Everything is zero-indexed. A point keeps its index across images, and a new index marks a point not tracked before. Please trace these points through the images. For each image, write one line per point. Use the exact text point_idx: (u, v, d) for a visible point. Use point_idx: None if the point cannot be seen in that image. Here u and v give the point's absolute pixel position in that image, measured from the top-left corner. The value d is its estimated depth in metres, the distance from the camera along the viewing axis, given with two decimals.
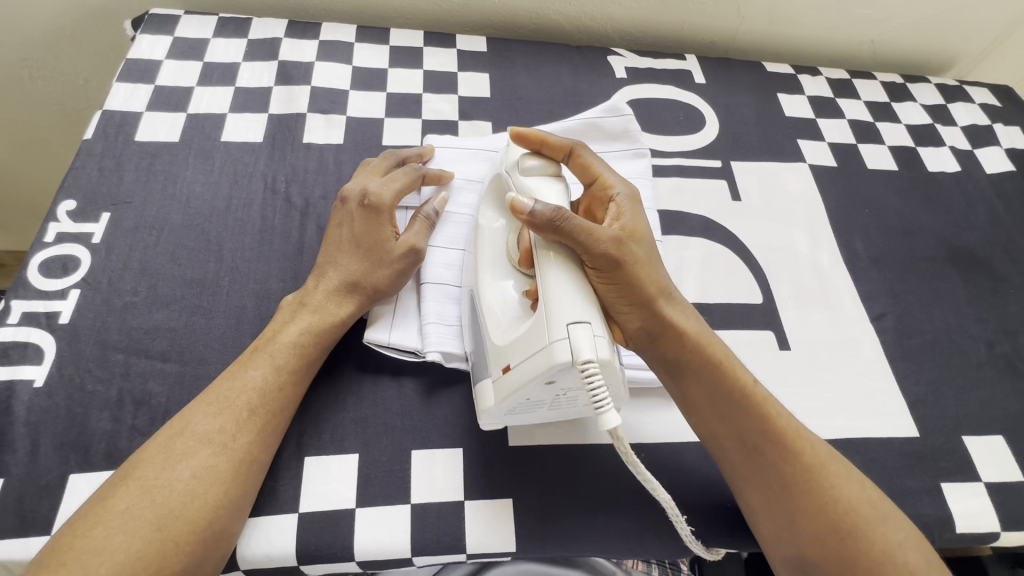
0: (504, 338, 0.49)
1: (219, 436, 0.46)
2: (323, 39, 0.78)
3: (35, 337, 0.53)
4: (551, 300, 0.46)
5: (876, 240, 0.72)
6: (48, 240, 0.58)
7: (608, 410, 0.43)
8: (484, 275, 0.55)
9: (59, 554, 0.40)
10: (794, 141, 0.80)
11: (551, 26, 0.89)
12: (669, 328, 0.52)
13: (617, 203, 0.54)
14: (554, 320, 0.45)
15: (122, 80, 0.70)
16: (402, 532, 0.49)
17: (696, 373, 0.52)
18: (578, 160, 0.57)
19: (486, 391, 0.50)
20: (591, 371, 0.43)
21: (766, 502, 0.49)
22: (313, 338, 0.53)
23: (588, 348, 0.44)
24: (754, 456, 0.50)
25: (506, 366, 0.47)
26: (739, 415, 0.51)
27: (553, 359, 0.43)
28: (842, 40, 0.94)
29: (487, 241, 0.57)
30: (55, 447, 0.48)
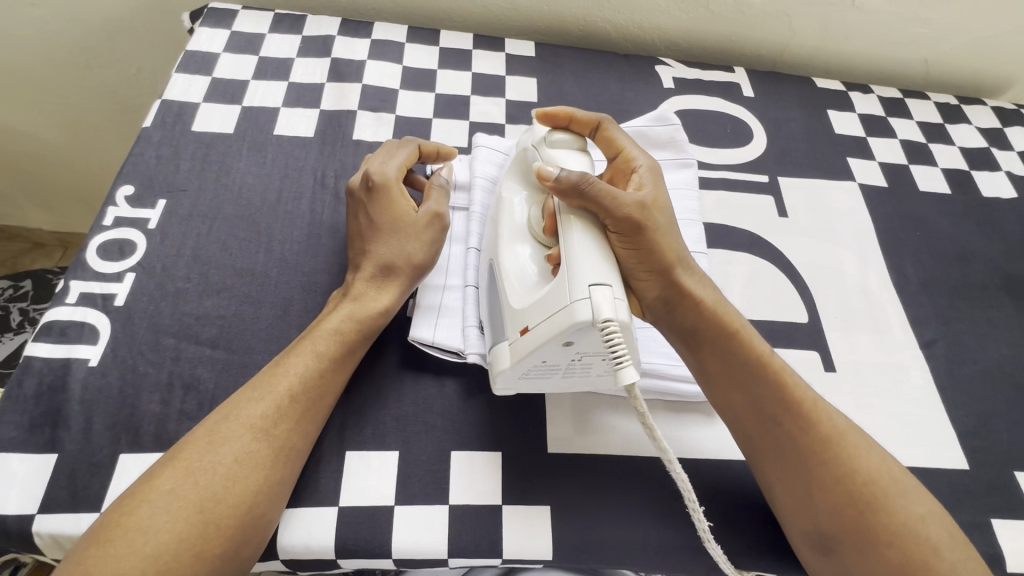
0: (522, 301, 0.49)
1: (260, 423, 0.47)
2: (375, 38, 0.79)
3: (91, 318, 0.54)
4: (574, 263, 0.47)
5: (927, 264, 0.70)
6: (107, 224, 0.59)
7: (625, 366, 0.43)
8: (503, 243, 0.54)
9: (108, 530, 0.41)
10: (843, 159, 0.78)
11: (599, 33, 0.89)
12: (687, 297, 0.53)
13: (639, 174, 0.56)
14: (575, 281, 0.45)
15: (181, 71, 0.71)
16: (440, 532, 0.49)
17: (712, 342, 0.53)
18: (604, 134, 0.60)
19: (503, 352, 0.49)
20: (611, 329, 0.43)
21: (784, 475, 0.49)
22: (356, 325, 0.53)
23: (609, 308, 0.44)
24: (771, 426, 0.50)
25: (524, 328, 0.48)
26: (753, 385, 0.52)
27: (574, 318, 0.44)
28: (894, 58, 0.92)
29: (507, 212, 0.57)
30: (107, 426, 0.49)
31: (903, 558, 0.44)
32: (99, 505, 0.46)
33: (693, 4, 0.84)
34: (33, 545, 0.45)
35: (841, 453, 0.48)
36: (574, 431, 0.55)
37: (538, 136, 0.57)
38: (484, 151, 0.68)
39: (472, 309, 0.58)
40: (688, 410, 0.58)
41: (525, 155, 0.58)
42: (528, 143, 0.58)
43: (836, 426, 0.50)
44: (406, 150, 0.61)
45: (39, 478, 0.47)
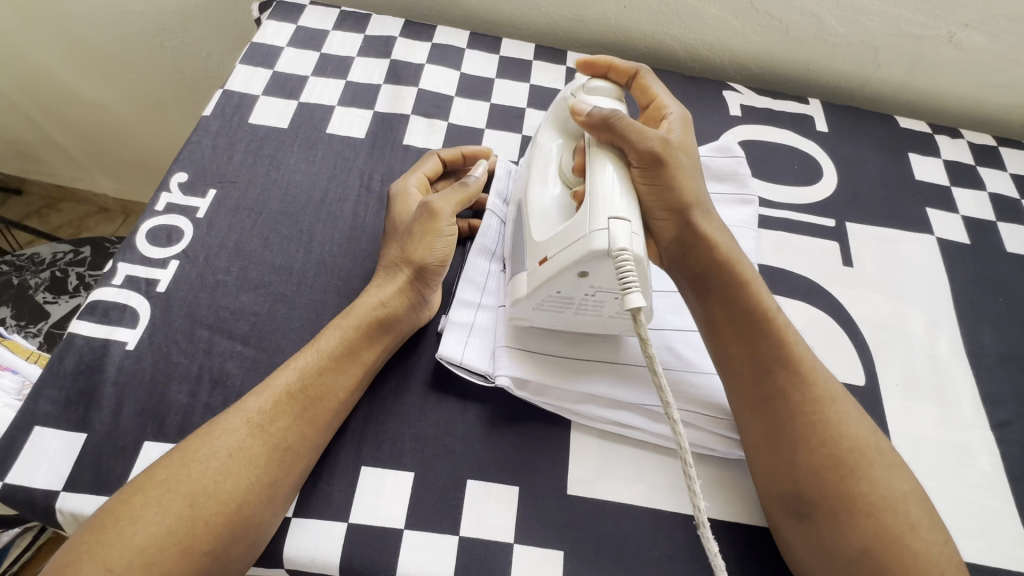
0: (546, 235, 0.49)
1: (256, 419, 0.47)
2: (436, 42, 0.78)
3: (133, 301, 0.55)
4: (598, 197, 0.46)
5: (1008, 335, 0.64)
6: (158, 209, 0.61)
7: (632, 291, 0.42)
8: (534, 184, 0.55)
9: (104, 518, 0.42)
10: (921, 210, 0.72)
11: (666, 52, 0.85)
12: (704, 240, 0.54)
13: (669, 121, 0.57)
14: (596, 213, 0.45)
15: (245, 62, 0.72)
16: (446, 564, 0.47)
17: (724, 290, 0.53)
18: (640, 83, 0.60)
19: (521, 281, 0.51)
20: (624, 261, 0.43)
21: (768, 437, 0.48)
22: (359, 324, 0.52)
23: (625, 241, 0.44)
24: (763, 377, 0.49)
25: (541, 259, 0.48)
26: (755, 337, 0.51)
27: (590, 246, 0.44)
28: (990, 101, 0.84)
29: (539, 158, 0.57)
30: (136, 412, 0.50)
31: (877, 529, 0.43)
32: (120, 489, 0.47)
33: (770, 28, 0.79)
34: (54, 520, 0.46)
35: (830, 417, 0.47)
36: (598, 474, 0.52)
37: (578, 81, 0.56)
38: None
39: (506, 330, 0.56)
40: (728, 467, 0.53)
41: (566, 102, 0.58)
42: (567, 91, 0.58)
43: (833, 388, 0.49)
44: (428, 158, 0.62)
45: (67, 456, 0.48)
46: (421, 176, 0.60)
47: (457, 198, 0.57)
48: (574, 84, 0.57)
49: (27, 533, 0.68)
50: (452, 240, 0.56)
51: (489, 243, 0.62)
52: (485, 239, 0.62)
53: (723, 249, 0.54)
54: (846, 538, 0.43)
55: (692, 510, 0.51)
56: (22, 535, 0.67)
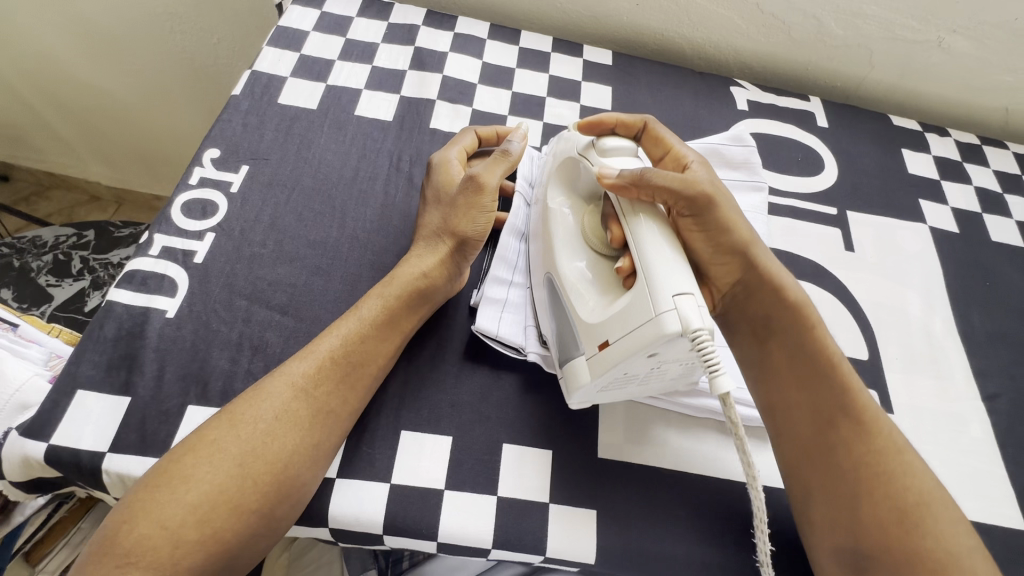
0: (598, 316, 0.49)
1: (301, 382, 0.48)
2: (458, 31, 0.80)
3: (171, 271, 0.56)
4: (653, 269, 0.45)
5: (995, 316, 0.69)
6: (192, 183, 0.62)
7: (720, 374, 0.41)
8: (561, 255, 0.54)
9: (156, 477, 0.43)
10: (915, 201, 0.77)
11: (675, 49, 0.89)
12: (771, 286, 0.54)
13: (693, 168, 0.55)
14: (658, 292, 0.44)
15: (272, 45, 0.74)
16: (486, 522, 0.49)
17: (785, 335, 0.54)
18: (651, 134, 0.59)
19: (580, 368, 0.49)
20: (701, 338, 0.42)
21: (827, 486, 0.48)
22: (397, 297, 0.54)
23: (697, 317, 0.42)
24: (828, 428, 0.50)
25: (603, 341, 0.47)
26: (820, 385, 0.51)
27: (662, 330, 0.42)
28: (974, 103, 0.90)
29: (558, 222, 0.57)
30: (178, 377, 0.51)
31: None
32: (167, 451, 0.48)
33: (774, 29, 0.84)
34: (99, 481, 0.47)
35: (894, 468, 0.47)
36: (627, 440, 0.55)
37: (585, 142, 0.56)
38: None
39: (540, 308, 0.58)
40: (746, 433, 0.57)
41: (572, 160, 0.58)
42: (573, 151, 0.58)
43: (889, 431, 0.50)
44: (466, 134, 0.64)
45: (112, 418, 0.48)
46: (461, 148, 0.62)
47: (501, 172, 0.58)
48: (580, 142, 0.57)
49: (43, 511, 0.69)
50: (491, 216, 0.58)
51: (519, 224, 0.64)
52: (515, 220, 0.64)
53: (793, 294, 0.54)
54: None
55: (715, 471, 0.54)
56: (39, 512, 0.69)
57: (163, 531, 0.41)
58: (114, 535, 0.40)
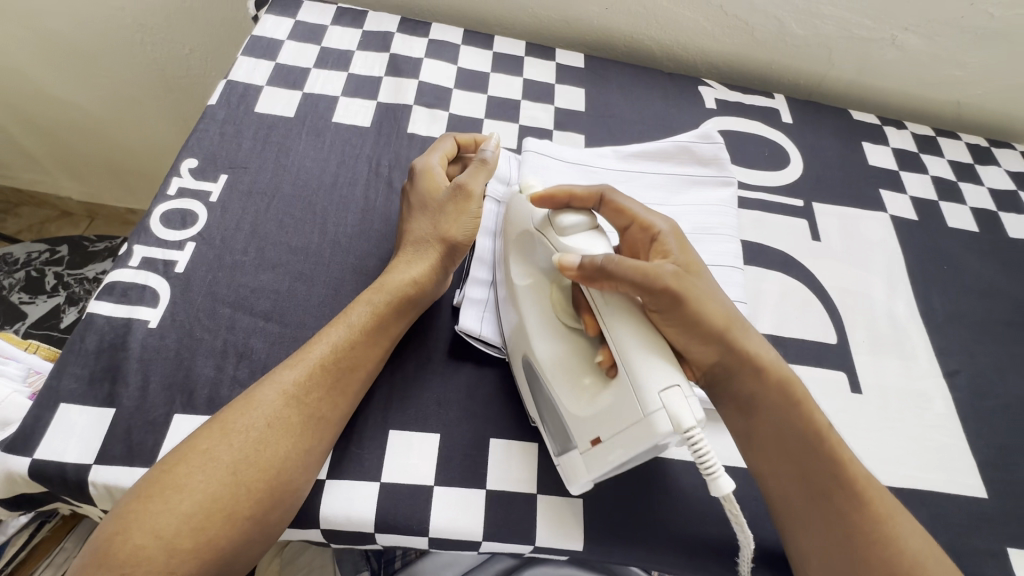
0: (584, 410, 0.47)
1: (292, 390, 0.48)
2: (432, 38, 0.82)
3: (152, 282, 0.56)
4: (637, 366, 0.44)
5: (954, 298, 0.72)
6: (171, 193, 0.62)
7: (716, 476, 0.43)
8: (536, 335, 0.52)
9: (149, 486, 0.43)
10: (876, 191, 0.81)
11: (644, 51, 0.92)
12: (747, 363, 0.51)
13: (661, 241, 0.53)
14: (643, 390, 0.44)
15: (246, 55, 0.74)
16: (476, 515, 0.50)
17: (768, 414, 0.51)
18: (609, 204, 0.55)
19: (575, 462, 0.49)
20: (696, 438, 0.42)
21: (827, 557, 0.47)
22: (387, 303, 0.54)
23: (688, 414, 0.42)
24: (820, 501, 0.49)
25: (594, 438, 0.46)
26: (808, 461, 0.49)
27: (654, 431, 0.42)
28: (929, 97, 0.95)
29: (526, 298, 0.54)
30: (163, 387, 0.51)
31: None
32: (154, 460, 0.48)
33: (738, 29, 0.87)
34: (85, 494, 0.47)
35: (891, 533, 0.47)
36: None
37: (543, 219, 0.53)
38: (534, 155, 0.69)
39: None
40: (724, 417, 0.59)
41: (531, 236, 0.54)
42: (532, 227, 0.54)
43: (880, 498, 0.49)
44: (445, 141, 0.65)
45: (96, 431, 0.48)
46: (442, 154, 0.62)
47: (485, 179, 0.60)
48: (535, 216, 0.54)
49: (24, 530, 0.69)
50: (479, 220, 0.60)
51: (489, 224, 0.65)
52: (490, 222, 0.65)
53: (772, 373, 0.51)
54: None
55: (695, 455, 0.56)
56: (19, 531, 0.68)
57: (159, 539, 0.41)
58: (108, 546, 0.40)
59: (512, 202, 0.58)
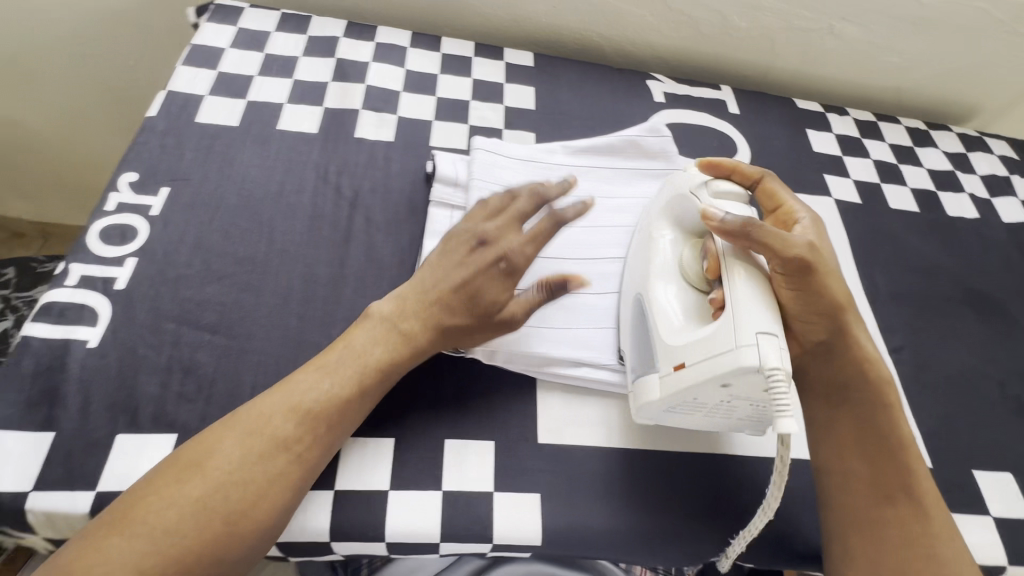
0: (679, 339, 0.50)
1: (292, 439, 0.46)
2: (379, 41, 0.81)
3: (91, 300, 0.54)
4: (741, 304, 0.47)
5: (897, 277, 0.75)
6: (109, 209, 0.60)
7: (783, 416, 0.43)
8: (652, 279, 0.56)
9: (125, 520, 0.41)
10: (821, 176, 0.83)
11: (593, 48, 0.93)
12: (850, 348, 0.55)
13: (802, 228, 0.56)
14: (742, 326, 0.46)
15: (187, 64, 0.73)
16: (433, 517, 0.50)
17: (859, 400, 0.55)
18: (765, 188, 0.60)
19: (651, 385, 0.52)
20: (775, 377, 0.44)
21: (879, 556, 0.50)
22: (398, 354, 0.52)
23: (775, 356, 0.45)
24: (885, 504, 0.52)
25: (679, 363, 0.49)
26: (887, 459, 0.53)
27: (740, 362, 0.44)
28: (870, 83, 0.98)
29: (654, 250, 0.57)
30: (105, 407, 0.50)
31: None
32: (97, 483, 0.47)
33: (683, 24, 0.89)
34: (25, 522, 0.46)
35: (945, 554, 0.49)
36: (564, 423, 0.57)
37: (699, 181, 0.55)
38: (484, 153, 0.68)
39: None
40: None
41: (681, 195, 0.57)
42: (685, 185, 0.57)
43: (929, 494, 0.52)
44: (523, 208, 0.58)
45: (34, 456, 0.47)
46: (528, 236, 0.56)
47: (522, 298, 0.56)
48: (694, 179, 0.57)
49: None
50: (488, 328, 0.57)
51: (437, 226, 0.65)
52: (438, 224, 0.64)
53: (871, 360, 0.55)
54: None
55: (648, 444, 0.57)
56: None
57: None
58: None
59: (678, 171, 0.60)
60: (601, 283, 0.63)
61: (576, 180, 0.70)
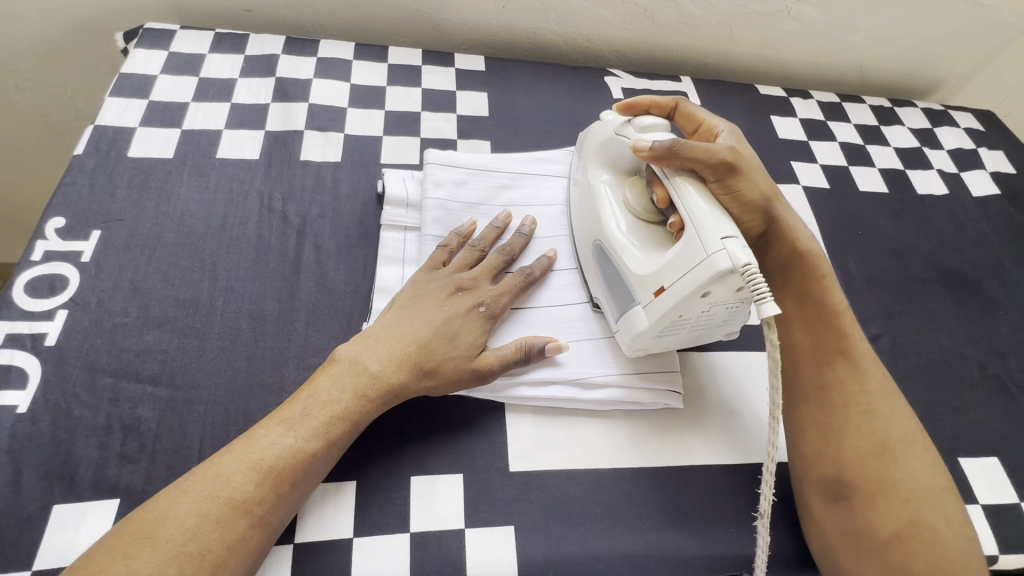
0: (649, 267, 0.51)
1: (253, 501, 0.42)
2: (321, 56, 0.78)
3: (19, 361, 0.51)
4: (698, 218, 0.48)
5: (870, 262, 0.73)
6: (35, 259, 0.56)
7: (766, 301, 0.44)
8: (605, 221, 0.56)
9: None
10: (787, 163, 0.81)
11: (547, 46, 0.90)
12: (785, 234, 0.56)
13: (726, 136, 0.56)
14: (706, 236, 0.47)
15: (115, 95, 0.69)
16: (401, 562, 0.47)
17: (799, 281, 0.57)
18: (683, 113, 0.60)
19: (638, 316, 0.52)
20: (752, 273, 0.45)
21: (819, 424, 0.53)
22: (363, 404, 0.48)
23: (744, 254, 0.45)
24: (827, 371, 0.55)
25: (658, 289, 0.49)
26: (827, 334, 0.55)
27: (715, 268, 0.45)
28: (831, 64, 0.96)
29: (602, 197, 0.58)
30: (39, 477, 0.46)
31: (910, 513, 0.48)
32: (31, 561, 0.43)
33: (637, 16, 0.86)
34: None
35: (883, 409, 0.53)
36: (536, 447, 0.54)
37: (621, 121, 0.57)
38: (436, 167, 0.65)
39: None
40: (648, 418, 0.58)
41: (609, 142, 0.59)
42: (607, 134, 0.59)
43: (868, 360, 0.55)
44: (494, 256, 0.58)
45: None
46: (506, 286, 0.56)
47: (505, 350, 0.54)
48: (614, 123, 0.59)
49: None
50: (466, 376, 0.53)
51: (390, 250, 0.62)
52: (391, 249, 0.62)
53: (801, 244, 0.57)
54: (878, 521, 0.48)
55: (625, 461, 0.55)
56: None
57: None
58: None
59: (596, 123, 0.62)
60: (567, 295, 0.61)
61: (535, 188, 0.67)
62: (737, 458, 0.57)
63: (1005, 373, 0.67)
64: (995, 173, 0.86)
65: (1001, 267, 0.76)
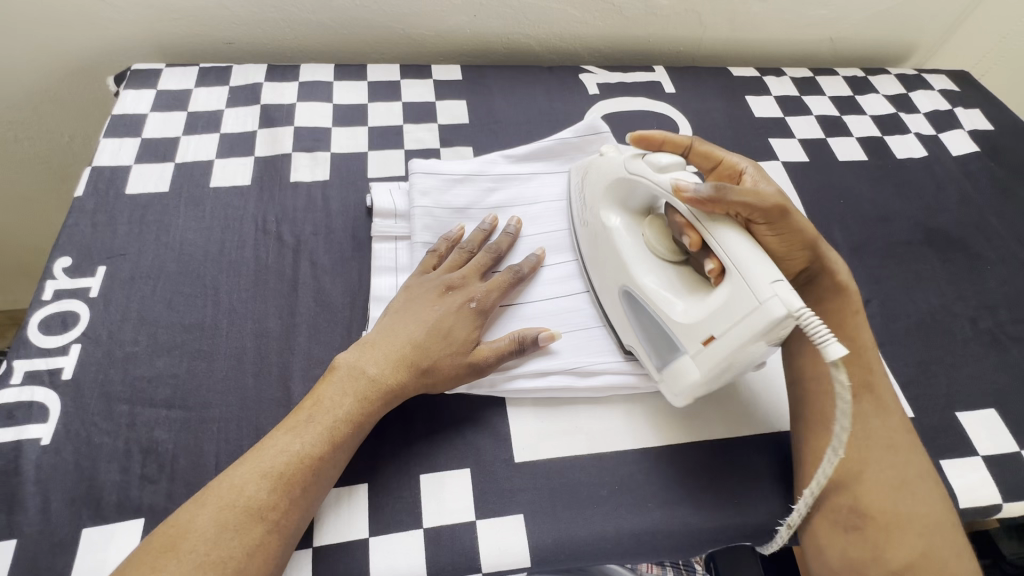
0: (693, 315, 0.51)
1: (263, 504, 0.44)
2: (303, 80, 0.80)
3: (38, 396, 0.53)
4: (738, 257, 0.48)
5: (854, 229, 0.75)
6: (46, 298, 0.59)
7: (831, 343, 0.43)
8: (632, 266, 0.56)
9: None
10: (765, 140, 0.83)
11: (522, 48, 0.92)
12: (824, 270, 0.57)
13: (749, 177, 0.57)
14: (755, 281, 0.47)
15: (109, 136, 0.71)
16: (416, 557, 0.49)
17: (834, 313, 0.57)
18: (698, 152, 0.59)
19: (686, 364, 0.52)
20: (809, 318, 0.44)
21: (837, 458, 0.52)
22: (366, 407, 0.50)
23: (796, 298, 0.45)
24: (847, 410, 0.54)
25: (709, 336, 0.50)
26: (856, 370, 0.55)
27: (771, 315, 0.45)
28: (801, 40, 0.98)
29: (620, 237, 0.58)
30: (66, 503, 0.49)
31: (923, 546, 0.48)
32: None
33: (605, 12, 0.88)
34: None
35: (898, 442, 0.52)
36: (537, 438, 0.56)
37: (637, 154, 0.56)
38: (421, 176, 0.67)
39: None
40: (645, 400, 0.59)
41: (622, 177, 0.58)
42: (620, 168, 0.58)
43: (890, 399, 0.55)
44: (479, 255, 0.60)
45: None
46: (493, 283, 0.58)
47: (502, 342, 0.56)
48: (624, 157, 0.58)
49: None
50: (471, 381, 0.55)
51: (383, 261, 0.64)
52: (384, 259, 0.64)
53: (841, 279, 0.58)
54: (892, 553, 0.48)
55: (624, 444, 0.56)
56: None
57: None
58: None
59: (600, 156, 0.63)
60: (557, 288, 0.63)
61: (519, 188, 0.69)
62: (736, 431, 0.58)
63: (996, 326, 0.67)
64: (973, 131, 0.87)
65: (985, 223, 0.77)
